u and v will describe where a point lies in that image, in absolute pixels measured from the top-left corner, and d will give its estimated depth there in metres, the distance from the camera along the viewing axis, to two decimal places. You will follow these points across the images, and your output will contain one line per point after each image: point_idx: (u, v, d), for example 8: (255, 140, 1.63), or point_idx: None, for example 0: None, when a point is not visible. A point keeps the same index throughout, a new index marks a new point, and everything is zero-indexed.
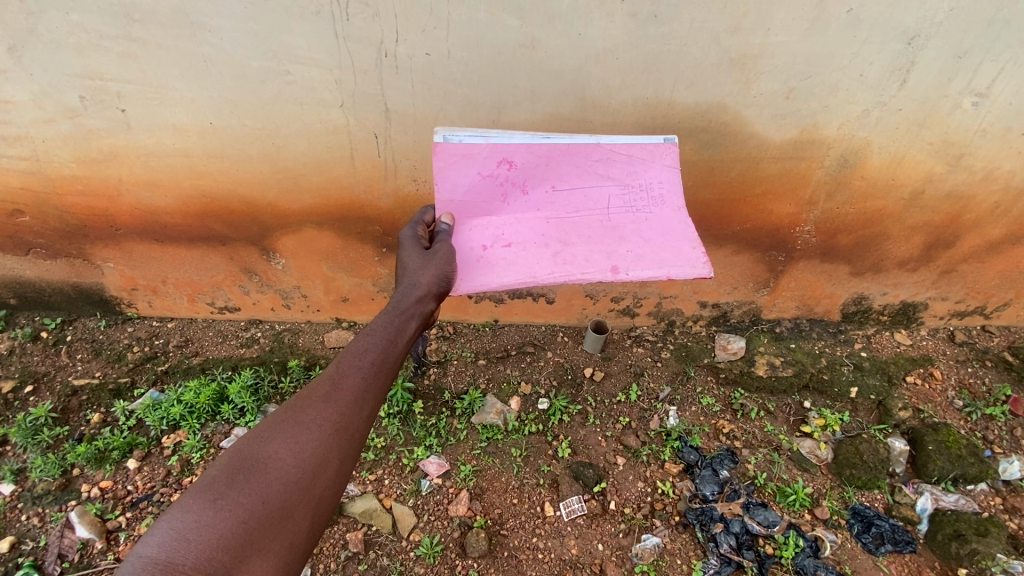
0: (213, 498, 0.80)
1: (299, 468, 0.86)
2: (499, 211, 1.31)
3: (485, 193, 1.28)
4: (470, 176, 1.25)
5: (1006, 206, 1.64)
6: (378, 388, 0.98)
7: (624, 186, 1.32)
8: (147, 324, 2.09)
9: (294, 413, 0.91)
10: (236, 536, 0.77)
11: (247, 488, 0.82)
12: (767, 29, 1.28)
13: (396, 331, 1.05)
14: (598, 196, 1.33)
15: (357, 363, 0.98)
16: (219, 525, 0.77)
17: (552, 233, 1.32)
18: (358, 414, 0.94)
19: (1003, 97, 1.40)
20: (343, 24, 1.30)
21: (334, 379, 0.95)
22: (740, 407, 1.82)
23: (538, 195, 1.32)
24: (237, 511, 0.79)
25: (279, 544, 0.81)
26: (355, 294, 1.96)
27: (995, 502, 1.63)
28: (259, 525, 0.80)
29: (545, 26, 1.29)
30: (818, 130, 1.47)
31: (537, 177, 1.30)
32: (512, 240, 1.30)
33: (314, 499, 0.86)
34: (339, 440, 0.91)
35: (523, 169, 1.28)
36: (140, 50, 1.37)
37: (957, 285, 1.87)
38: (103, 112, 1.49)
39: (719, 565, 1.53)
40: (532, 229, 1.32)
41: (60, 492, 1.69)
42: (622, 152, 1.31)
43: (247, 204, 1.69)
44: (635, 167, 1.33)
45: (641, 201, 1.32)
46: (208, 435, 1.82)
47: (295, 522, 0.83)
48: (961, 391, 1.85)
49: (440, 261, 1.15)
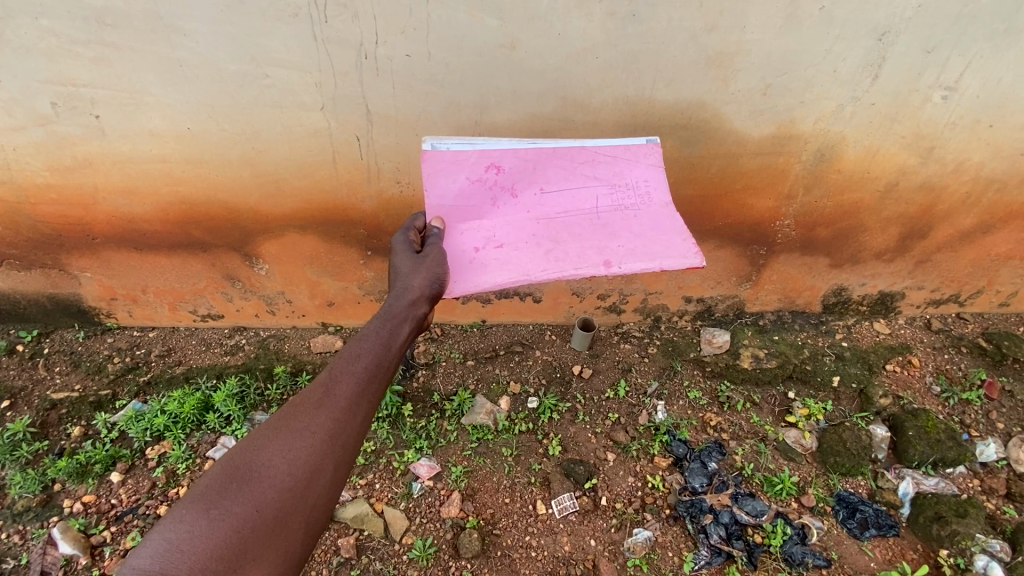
0: (206, 506, 0.79)
1: (295, 475, 0.85)
2: (489, 214, 1.30)
3: (474, 198, 1.28)
4: (458, 181, 1.26)
5: (976, 197, 1.68)
6: (372, 393, 0.97)
7: (611, 186, 1.34)
8: (127, 334, 2.05)
9: (289, 419, 0.90)
10: (230, 545, 0.77)
11: (240, 495, 0.81)
12: (742, 27, 1.31)
13: (390, 335, 1.05)
14: (586, 197, 1.33)
15: (350, 369, 0.97)
16: (211, 535, 0.77)
17: (543, 233, 1.32)
18: (353, 420, 0.93)
19: (971, 91, 1.44)
20: (321, 26, 1.29)
21: (328, 385, 0.95)
22: (727, 400, 1.85)
23: (527, 198, 1.32)
24: (230, 521, 0.78)
25: (274, 552, 0.80)
26: (340, 298, 1.95)
27: (973, 484, 1.68)
28: (254, 534, 0.79)
29: (525, 26, 1.29)
30: (795, 125, 1.50)
31: (525, 180, 1.31)
32: (504, 241, 1.29)
33: (309, 506, 0.85)
34: (333, 447, 0.90)
35: (511, 174, 1.30)
36: (114, 55, 1.34)
37: (932, 274, 1.91)
38: (76, 119, 1.46)
39: (709, 555, 1.54)
40: (523, 230, 1.31)
41: (41, 508, 1.65)
42: (607, 153, 1.33)
43: (227, 209, 1.67)
44: (621, 167, 1.35)
45: (628, 199, 1.33)
46: (193, 445, 1.79)
47: (289, 530, 0.83)
48: (938, 377, 1.89)
49: (431, 264, 1.16)
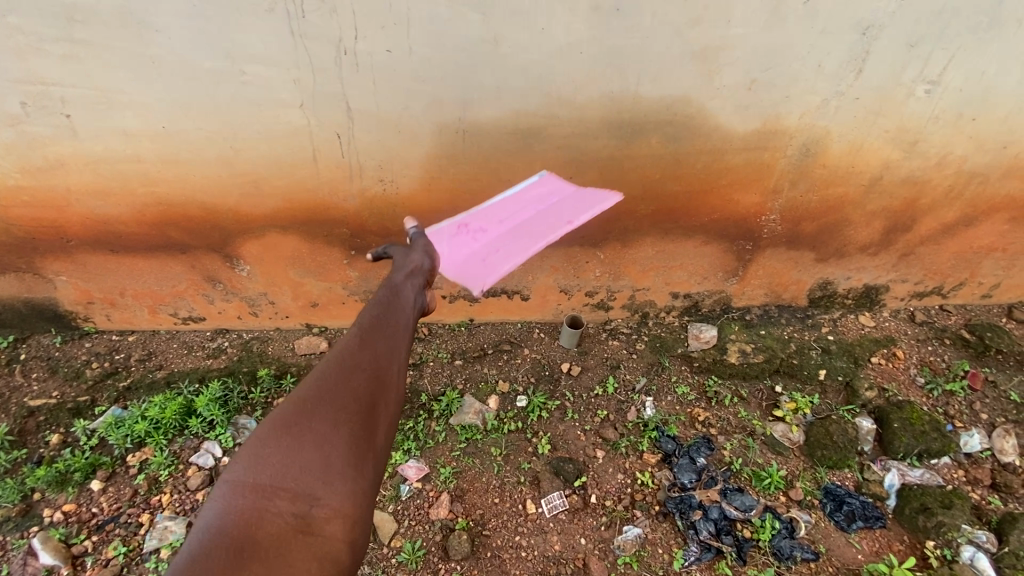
0: (286, 427, 0.87)
1: (359, 404, 0.92)
2: (476, 243, 1.38)
3: (457, 244, 1.40)
4: (440, 244, 1.38)
5: (959, 190, 1.69)
6: (405, 344, 1.06)
7: (541, 193, 1.49)
8: (106, 339, 2.00)
9: (341, 359, 0.97)
10: (316, 460, 0.85)
11: (317, 417, 0.89)
12: (727, 21, 1.30)
13: (407, 302, 1.14)
14: (532, 197, 1.48)
15: (384, 325, 1.06)
16: (298, 451, 0.85)
17: (518, 232, 1.38)
18: (396, 359, 1.02)
19: (954, 84, 1.44)
20: (299, 22, 1.26)
21: (369, 332, 1.04)
22: (715, 395, 1.85)
23: (495, 220, 1.42)
24: (305, 444, 0.86)
25: (354, 469, 0.87)
26: (325, 298, 1.92)
27: (957, 474, 1.70)
28: (336, 450, 0.87)
29: (507, 20, 1.27)
30: (780, 120, 1.50)
31: (493, 219, 1.42)
32: (495, 250, 1.35)
33: (376, 431, 0.93)
34: (385, 386, 0.97)
35: (471, 219, 1.44)
36: (84, 52, 1.30)
37: (915, 267, 1.93)
38: (46, 119, 1.42)
39: (699, 551, 1.55)
40: (502, 238, 1.38)
41: (19, 519, 1.61)
42: (521, 180, 1.55)
43: (206, 210, 1.63)
44: (541, 180, 1.53)
45: (554, 193, 1.50)
46: (176, 451, 1.75)
47: (366, 453, 0.90)
48: (922, 369, 1.91)
49: (426, 246, 1.33)
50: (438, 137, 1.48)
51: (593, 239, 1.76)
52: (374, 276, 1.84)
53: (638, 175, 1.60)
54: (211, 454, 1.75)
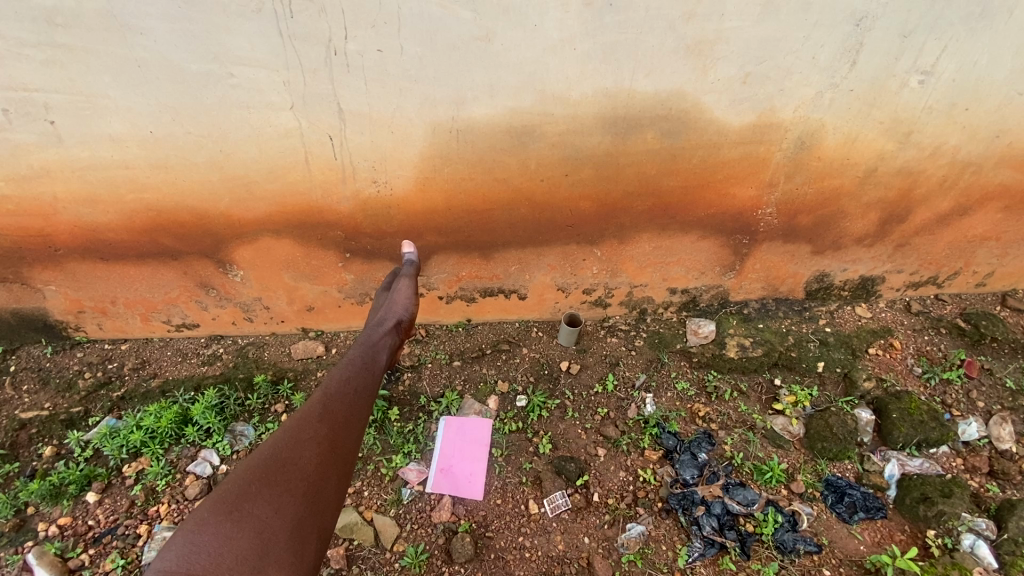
0: (225, 515, 0.95)
1: (308, 481, 1.05)
2: (473, 480, 1.68)
3: (457, 485, 1.67)
4: (447, 479, 1.68)
5: (953, 179, 1.69)
6: (358, 423, 1.22)
7: (470, 437, 1.77)
8: (98, 348, 1.98)
9: (292, 437, 1.11)
10: (254, 545, 0.92)
11: (260, 504, 0.98)
12: (721, 14, 1.29)
13: (362, 382, 1.32)
14: (478, 456, 1.73)
15: (341, 400, 1.23)
16: (237, 538, 0.92)
17: (473, 454, 1.73)
18: (342, 444, 1.15)
19: (947, 74, 1.44)
20: (287, 22, 1.24)
21: (318, 417, 1.17)
22: (715, 389, 1.85)
23: (467, 476, 1.69)
24: (252, 524, 0.95)
25: (292, 553, 0.95)
26: (320, 302, 1.90)
27: (956, 463, 1.70)
28: (277, 534, 0.96)
29: (500, 18, 1.26)
30: (775, 113, 1.49)
31: (451, 455, 1.73)
32: (465, 453, 1.73)
33: (318, 515, 1.03)
34: (334, 463, 1.11)
35: (450, 477, 1.68)
36: (67, 56, 1.27)
37: (911, 257, 1.93)
38: (30, 125, 1.39)
39: (703, 547, 1.54)
40: (468, 458, 1.72)
41: (14, 534, 1.58)
42: (452, 438, 1.77)
43: (195, 215, 1.60)
44: (470, 446, 1.75)
45: (474, 423, 1.79)
46: (173, 460, 1.73)
47: (306, 536, 0.99)
48: (919, 358, 1.92)
49: (399, 303, 1.57)
50: (432, 138, 1.46)
51: (590, 236, 1.76)
52: (370, 278, 1.82)
53: (634, 171, 1.59)
54: (208, 462, 1.73)
